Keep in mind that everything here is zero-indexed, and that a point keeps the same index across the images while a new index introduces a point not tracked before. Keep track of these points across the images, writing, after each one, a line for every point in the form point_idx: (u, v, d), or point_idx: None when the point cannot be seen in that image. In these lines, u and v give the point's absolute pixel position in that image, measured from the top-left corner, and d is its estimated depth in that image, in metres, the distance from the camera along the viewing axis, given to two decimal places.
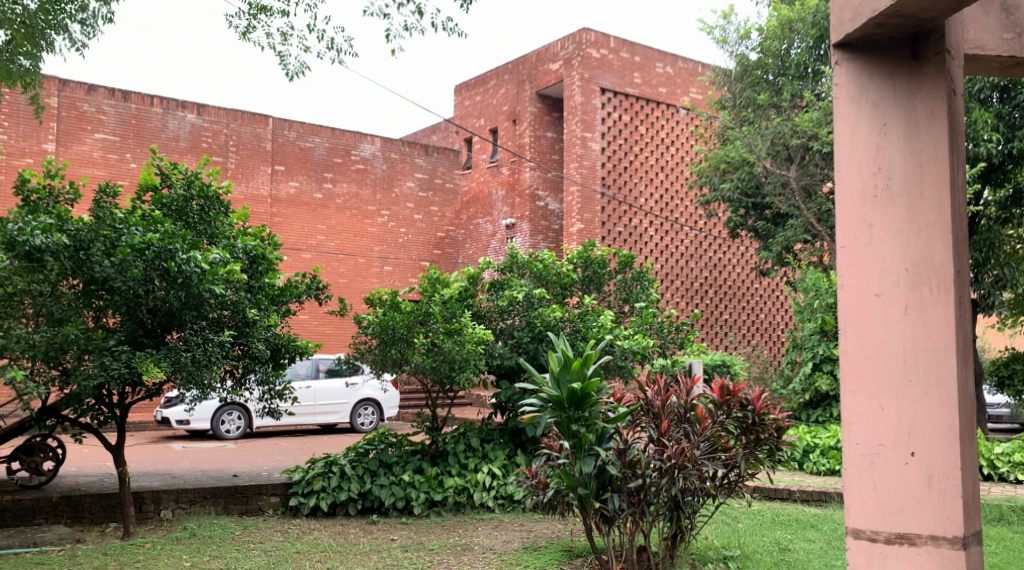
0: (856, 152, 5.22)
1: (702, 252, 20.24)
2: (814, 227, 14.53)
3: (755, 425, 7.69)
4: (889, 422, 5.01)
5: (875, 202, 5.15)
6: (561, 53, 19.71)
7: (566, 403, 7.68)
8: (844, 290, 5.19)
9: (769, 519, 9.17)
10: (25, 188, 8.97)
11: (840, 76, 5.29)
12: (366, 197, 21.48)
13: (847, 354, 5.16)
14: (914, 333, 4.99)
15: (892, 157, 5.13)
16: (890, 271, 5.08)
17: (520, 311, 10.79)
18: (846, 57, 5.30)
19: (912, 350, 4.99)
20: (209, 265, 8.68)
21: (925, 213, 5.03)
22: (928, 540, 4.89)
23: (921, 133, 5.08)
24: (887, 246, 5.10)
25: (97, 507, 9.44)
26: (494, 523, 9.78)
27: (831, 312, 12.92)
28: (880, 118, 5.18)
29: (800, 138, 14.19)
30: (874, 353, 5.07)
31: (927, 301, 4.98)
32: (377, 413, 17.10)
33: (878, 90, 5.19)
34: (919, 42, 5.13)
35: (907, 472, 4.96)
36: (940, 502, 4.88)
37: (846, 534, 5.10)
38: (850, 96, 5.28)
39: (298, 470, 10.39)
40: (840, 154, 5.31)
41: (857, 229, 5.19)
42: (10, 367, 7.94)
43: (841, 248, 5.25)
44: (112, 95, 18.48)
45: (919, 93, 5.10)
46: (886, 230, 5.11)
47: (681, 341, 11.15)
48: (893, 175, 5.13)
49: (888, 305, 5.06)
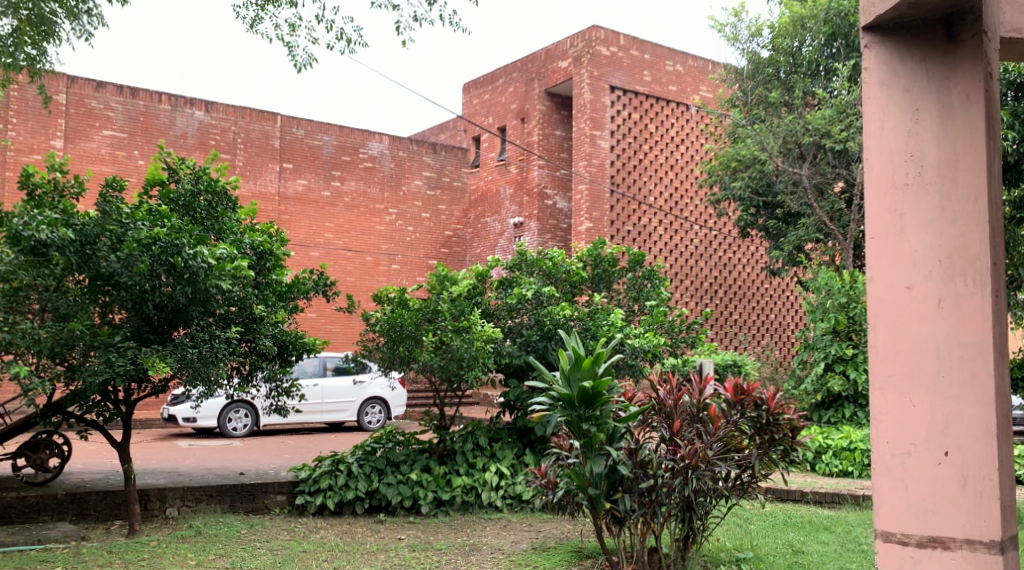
0: (885, 137, 4.59)
1: (711, 252, 20.10)
2: (826, 226, 14.40)
3: (770, 425, 7.58)
4: (920, 421, 4.39)
5: (906, 190, 4.51)
6: (570, 51, 19.60)
7: (576, 402, 7.54)
8: (873, 282, 4.56)
9: (782, 521, 9.04)
10: (30, 182, 8.90)
11: (868, 59, 4.66)
12: (374, 195, 21.40)
13: (874, 349, 4.52)
14: (949, 327, 4.36)
15: (925, 142, 4.51)
16: (923, 261, 4.45)
17: (529, 309, 10.70)
18: (876, 40, 4.68)
19: (946, 345, 4.36)
20: (216, 260, 8.52)
21: (960, 200, 4.40)
22: (962, 544, 4.29)
23: (957, 118, 4.45)
24: (920, 235, 4.46)
25: (102, 504, 9.37)
26: (502, 523, 9.67)
27: (843, 312, 12.77)
28: (912, 100, 4.55)
29: (812, 136, 14.06)
30: (905, 350, 4.44)
31: (961, 294, 4.35)
32: (384, 412, 17.01)
33: (909, 72, 4.56)
34: (954, 24, 4.52)
35: (940, 474, 4.34)
36: (977, 505, 4.28)
37: (874, 536, 4.50)
38: (880, 81, 4.65)
39: (305, 468, 10.29)
40: (868, 139, 4.67)
41: (887, 219, 4.55)
42: (14, 363, 7.86)
43: (868, 239, 4.62)
44: (120, 92, 18.44)
45: (953, 76, 4.49)
46: (919, 219, 4.47)
47: (692, 339, 11.02)
48: (925, 161, 4.49)
49: (921, 299, 4.43)
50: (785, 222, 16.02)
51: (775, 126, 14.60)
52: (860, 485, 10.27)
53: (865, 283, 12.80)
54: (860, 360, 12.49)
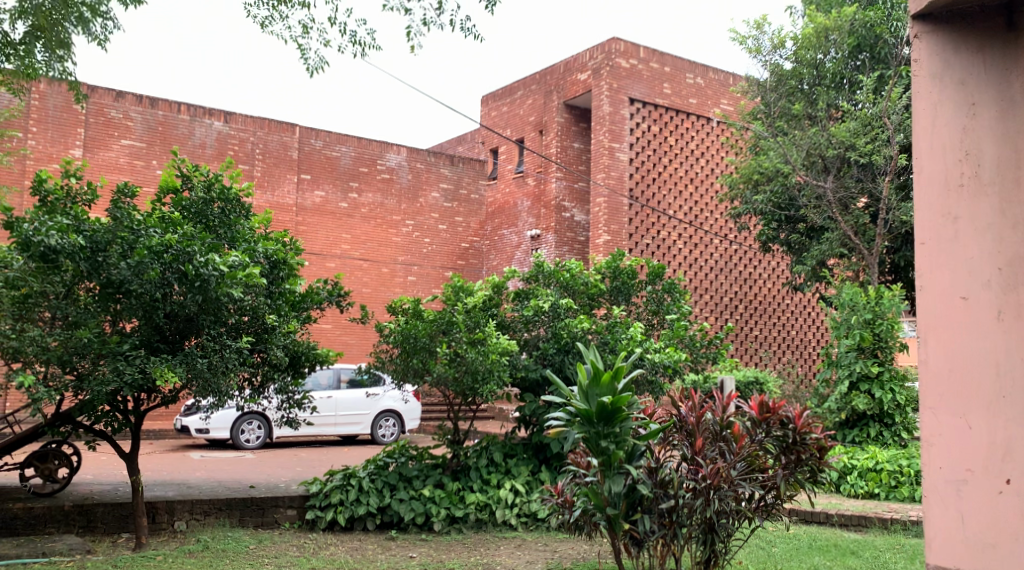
0: (940, 137, 5.01)
1: (731, 267, 19.84)
2: (850, 242, 14.12)
3: (797, 445, 7.42)
4: (979, 439, 4.80)
5: (963, 190, 4.93)
6: (590, 63, 19.41)
7: (595, 418, 7.29)
8: (929, 289, 4.96)
9: (806, 544, 8.76)
10: (42, 188, 8.63)
11: (921, 51, 5.11)
12: (391, 206, 21.25)
13: (928, 362, 4.94)
14: (1006, 339, 4.78)
15: (982, 141, 4.93)
16: (980, 271, 4.86)
17: (547, 321, 10.44)
18: (930, 31, 5.12)
19: (1004, 357, 4.77)
20: (228, 267, 8.29)
21: (1017, 206, 4.84)
22: None
23: (1013, 116, 4.90)
24: (978, 242, 4.87)
25: (109, 516, 9.11)
26: (517, 542, 9.42)
27: (868, 329, 12.49)
28: (969, 97, 4.99)
29: (837, 149, 13.80)
30: (961, 363, 4.86)
31: (1020, 306, 4.79)
32: (398, 425, 16.81)
33: (965, 67, 5.01)
34: (1013, 16, 4.99)
35: (1000, 498, 4.75)
36: None
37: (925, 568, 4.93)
38: (932, 75, 5.09)
39: (316, 482, 10.08)
40: (920, 139, 5.10)
41: (942, 223, 4.96)
42: (22, 371, 7.70)
43: (921, 244, 5.02)
44: (139, 102, 18.36)
45: (1011, 73, 4.95)
46: (975, 223, 4.88)
47: (713, 355, 10.77)
48: (982, 161, 4.92)
49: (978, 306, 4.84)
50: (808, 236, 15.75)
51: (798, 139, 14.34)
52: (887, 507, 9.94)
53: (890, 299, 12.51)
54: (885, 378, 12.26)
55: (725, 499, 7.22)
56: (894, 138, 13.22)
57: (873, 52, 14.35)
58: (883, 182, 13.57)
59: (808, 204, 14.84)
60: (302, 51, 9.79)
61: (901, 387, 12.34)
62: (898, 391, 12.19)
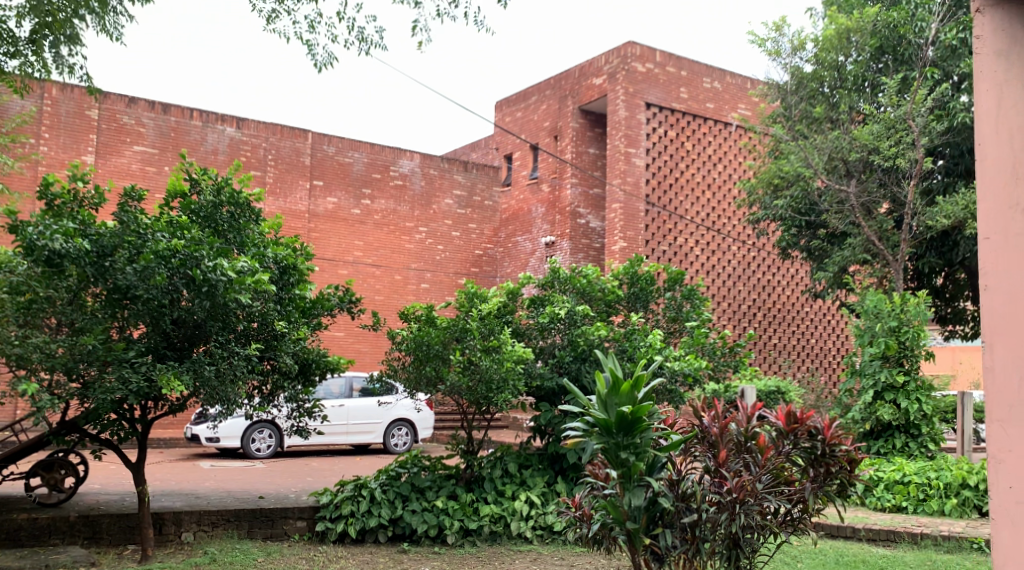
0: (1006, 122, 5.09)
1: (749, 273, 19.53)
2: (874, 247, 13.80)
3: (826, 457, 7.27)
4: None
5: None
6: (606, 67, 19.17)
7: (614, 428, 7.01)
8: (996, 288, 5.03)
9: (833, 560, 8.47)
10: (49, 192, 8.36)
11: (983, 27, 5.19)
12: (404, 213, 21.05)
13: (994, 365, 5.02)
14: None
15: None
16: None
17: (562, 328, 10.20)
18: (991, 11, 5.21)
19: None
20: (236, 272, 8.01)
21: None
22: None
23: None
24: None
25: (114, 527, 8.88)
26: (532, 556, 9.16)
27: (893, 336, 12.17)
28: None
29: (859, 152, 13.50)
30: None
31: None
32: (411, 434, 16.56)
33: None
34: None
35: None
36: None
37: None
38: (995, 54, 5.18)
39: (327, 492, 9.82)
40: (982, 125, 5.18)
41: (1008, 215, 5.04)
42: (26, 379, 7.47)
43: (984, 239, 5.10)
44: (152, 107, 18.21)
45: None
46: None
47: (735, 363, 10.48)
48: None
49: None
50: (829, 242, 15.42)
51: (820, 143, 14.04)
52: (915, 522, 9.70)
53: (915, 306, 12.17)
54: (911, 388, 12.01)
55: (749, 514, 7.04)
56: (918, 141, 12.94)
57: (896, 53, 14.07)
58: (908, 186, 13.26)
59: (829, 209, 14.55)
60: (310, 49, 9.79)
61: (927, 397, 12.07)
62: (925, 401, 11.96)
